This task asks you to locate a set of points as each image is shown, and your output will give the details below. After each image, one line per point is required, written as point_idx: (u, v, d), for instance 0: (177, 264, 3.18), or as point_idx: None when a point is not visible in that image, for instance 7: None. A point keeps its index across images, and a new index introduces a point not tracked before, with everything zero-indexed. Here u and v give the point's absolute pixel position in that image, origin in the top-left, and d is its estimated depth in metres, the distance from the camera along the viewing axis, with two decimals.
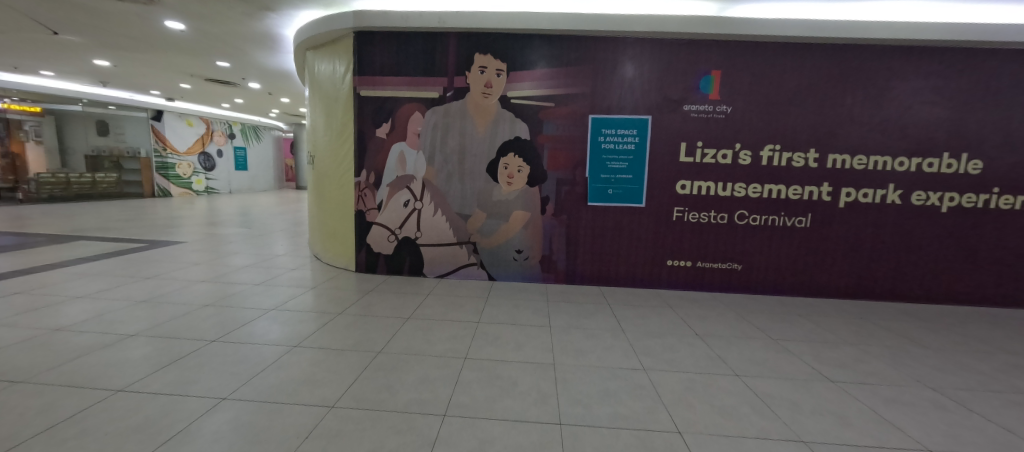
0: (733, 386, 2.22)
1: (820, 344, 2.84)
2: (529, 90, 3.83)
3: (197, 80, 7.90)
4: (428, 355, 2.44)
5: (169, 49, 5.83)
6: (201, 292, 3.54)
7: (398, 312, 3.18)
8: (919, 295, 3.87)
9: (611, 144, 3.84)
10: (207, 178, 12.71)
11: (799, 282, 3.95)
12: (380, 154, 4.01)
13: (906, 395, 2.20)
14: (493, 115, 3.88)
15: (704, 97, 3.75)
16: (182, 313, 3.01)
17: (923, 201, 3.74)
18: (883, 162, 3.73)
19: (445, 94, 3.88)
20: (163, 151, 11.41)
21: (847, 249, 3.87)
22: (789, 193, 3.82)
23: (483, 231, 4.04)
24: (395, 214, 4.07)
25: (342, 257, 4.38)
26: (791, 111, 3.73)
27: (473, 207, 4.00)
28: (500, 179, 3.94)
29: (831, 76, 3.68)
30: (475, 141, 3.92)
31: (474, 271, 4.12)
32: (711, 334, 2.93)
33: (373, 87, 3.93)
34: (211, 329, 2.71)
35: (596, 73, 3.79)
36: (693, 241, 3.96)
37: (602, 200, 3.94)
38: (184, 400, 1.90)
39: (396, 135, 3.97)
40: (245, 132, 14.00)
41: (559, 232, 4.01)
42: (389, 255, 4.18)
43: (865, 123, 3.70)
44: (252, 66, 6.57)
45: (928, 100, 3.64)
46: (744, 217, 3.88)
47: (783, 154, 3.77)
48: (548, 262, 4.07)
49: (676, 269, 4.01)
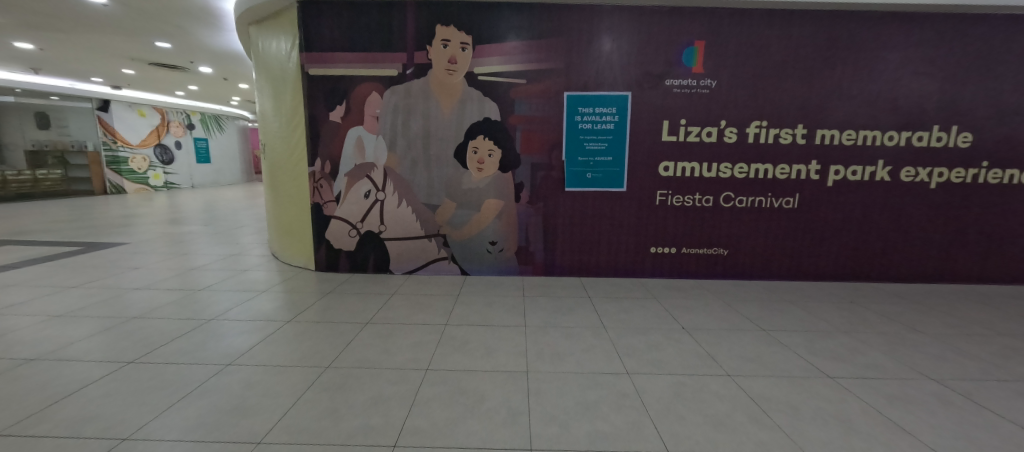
0: (726, 389, 1.99)
1: (813, 333, 2.65)
2: (498, 66, 3.48)
3: (140, 65, 7.22)
4: (384, 368, 2.14)
5: (96, 27, 5.22)
6: (133, 301, 3.12)
7: (358, 316, 2.86)
8: (905, 275, 3.75)
9: (588, 123, 3.55)
10: (165, 173, 11.88)
11: (786, 266, 3.77)
12: (335, 141, 3.62)
13: (909, 391, 2.01)
14: (459, 94, 3.52)
15: (687, 71, 3.47)
16: (102, 328, 2.61)
17: (912, 177, 3.59)
18: (872, 136, 3.54)
19: (405, 72, 3.50)
20: (114, 144, 10.52)
21: (835, 230, 3.71)
22: (776, 173, 3.61)
23: (453, 223, 3.71)
24: (356, 207, 3.71)
25: (300, 255, 4.00)
26: (777, 85, 3.49)
27: (442, 196, 3.67)
28: (470, 166, 3.61)
29: (820, 46, 3.44)
30: (441, 124, 3.57)
31: (445, 265, 3.81)
32: (699, 327, 2.71)
33: (323, 65, 3.52)
34: (131, 348, 2.33)
35: (570, 46, 3.46)
36: (677, 226, 3.73)
37: (581, 185, 3.65)
38: (72, 445, 1.55)
39: (352, 119, 3.58)
40: (206, 122, 13.05)
41: (535, 221, 3.72)
42: (352, 252, 3.82)
43: (854, 97, 3.50)
44: (197, 47, 5.99)
45: (918, 71, 3.46)
46: (730, 199, 3.67)
47: (770, 131, 3.55)
48: (525, 254, 3.79)
49: (660, 256, 3.79)
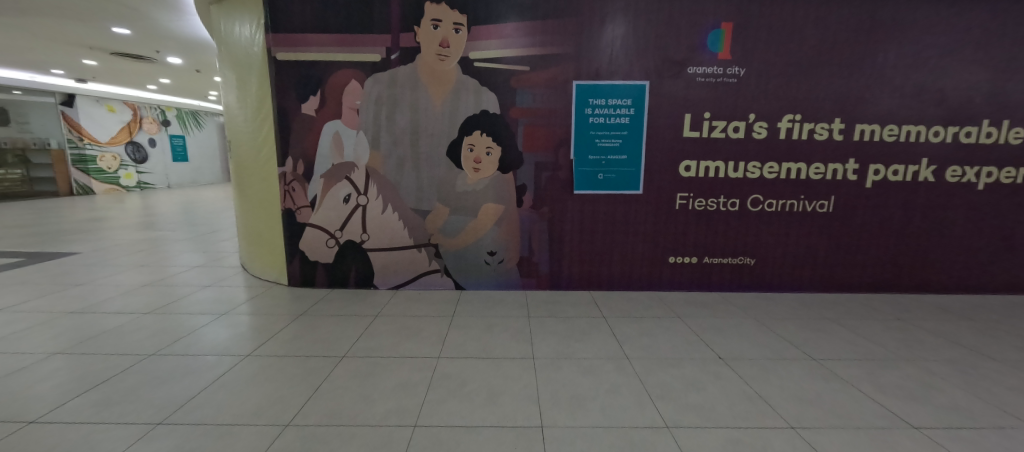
0: (794, 449, 1.57)
1: (873, 362, 2.26)
2: (496, 51, 3.02)
3: (101, 54, 6.61)
4: (360, 425, 1.68)
5: (41, 10, 4.64)
6: (61, 329, 2.60)
7: (333, 345, 2.39)
8: (948, 285, 3.39)
9: (600, 117, 3.11)
10: (138, 172, 11.20)
11: (818, 277, 3.39)
12: (309, 137, 3.14)
13: (1018, 446, 1.61)
14: (451, 83, 3.06)
15: (712, 57, 3.05)
16: (12, 369, 2.11)
17: (958, 177, 3.22)
18: (916, 132, 3.16)
19: (389, 57, 3.02)
20: (79, 141, 9.88)
21: (873, 236, 3.33)
22: (809, 173, 3.22)
23: (446, 231, 3.26)
24: (334, 213, 3.23)
25: (271, 268, 3.51)
26: (813, 74, 3.09)
27: (433, 201, 3.21)
28: (465, 165, 3.15)
29: (861, 29, 3.05)
30: (431, 117, 3.10)
31: (436, 279, 3.35)
32: (738, 356, 2.29)
33: (294, 49, 3.03)
34: (39, 399, 1.84)
35: (580, 28, 3.02)
36: (699, 233, 3.33)
37: (591, 187, 3.22)
38: None
39: (329, 112, 3.09)
40: (183, 118, 12.33)
41: (540, 229, 3.28)
42: (330, 264, 3.35)
43: (897, 87, 3.11)
44: (160, 34, 5.44)
45: (968, 58, 3.08)
46: (759, 203, 3.26)
47: (805, 125, 3.15)
48: (528, 266, 3.35)
49: (680, 267, 3.38)
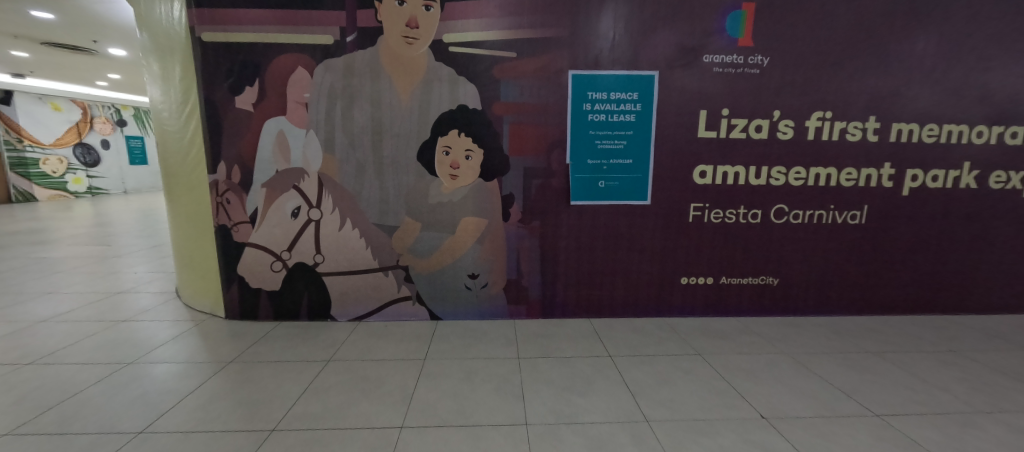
0: None
1: (949, 417, 1.81)
2: (476, 34, 2.50)
3: (30, 44, 5.85)
4: None
5: None
6: None
7: (263, 410, 1.82)
8: (990, 305, 3.00)
9: (600, 113, 2.62)
10: (88, 176, 10.33)
11: (849, 298, 2.96)
12: (247, 138, 2.56)
13: None
14: (420, 73, 2.52)
15: (730, 43, 2.59)
16: None
17: (1002, 184, 2.84)
18: (958, 132, 2.76)
19: (344, 39, 2.47)
20: (18, 142, 8.99)
21: (909, 251, 2.92)
22: (840, 179, 2.78)
23: (418, 251, 2.71)
24: (279, 230, 2.66)
25: (205, 297, 2.90)
26: (844, 64, 2.66)
27: (401, 215, 2.66)
28: (440, 172, 2.62)
29: (900, 12, 2.63)
30: (397, 114, 2.56)
31: (407, 308, 2.81)
32: (782, 414, 1.81)
33: (225, 29, 2.45)
34: None
35: (576, 7, 2.52)
36: (715, 250, 2.86)
37: (591, 197, 2.72)
38: None
39: (270, 106, 2.52)
40: (140, 117, 11.39)
41: (530, 246, 2.77)
42: (276, 292, 2.76)
43: (938, 81, 2.71)
44: (94, 20, 4.76)
45: (1016, 46, 2.69)
46: (783, 214, 2.82)
47: (836, 124, 2.72)
48: (516, 291, 2.83)
49: (693, 289, 2.90)
